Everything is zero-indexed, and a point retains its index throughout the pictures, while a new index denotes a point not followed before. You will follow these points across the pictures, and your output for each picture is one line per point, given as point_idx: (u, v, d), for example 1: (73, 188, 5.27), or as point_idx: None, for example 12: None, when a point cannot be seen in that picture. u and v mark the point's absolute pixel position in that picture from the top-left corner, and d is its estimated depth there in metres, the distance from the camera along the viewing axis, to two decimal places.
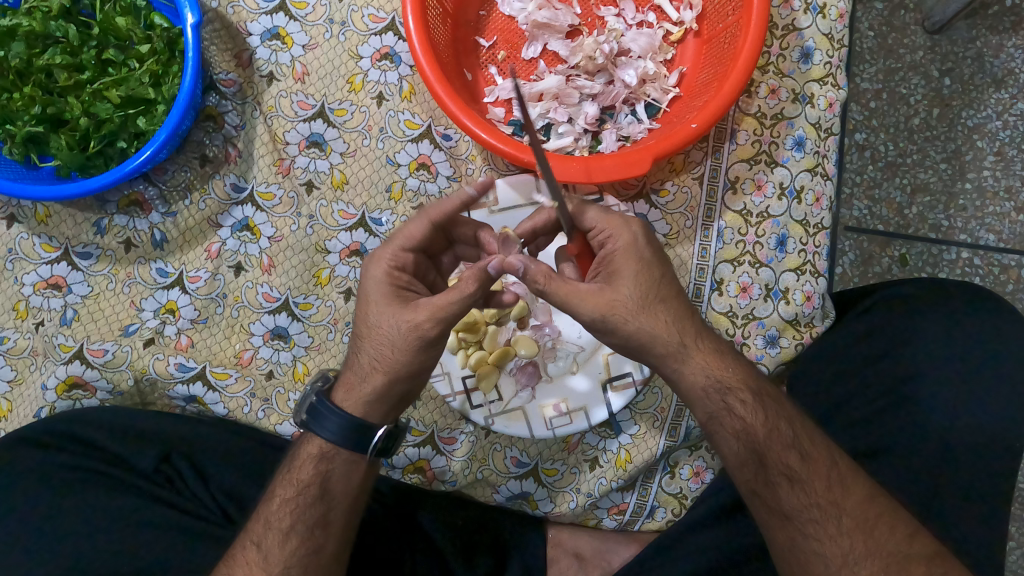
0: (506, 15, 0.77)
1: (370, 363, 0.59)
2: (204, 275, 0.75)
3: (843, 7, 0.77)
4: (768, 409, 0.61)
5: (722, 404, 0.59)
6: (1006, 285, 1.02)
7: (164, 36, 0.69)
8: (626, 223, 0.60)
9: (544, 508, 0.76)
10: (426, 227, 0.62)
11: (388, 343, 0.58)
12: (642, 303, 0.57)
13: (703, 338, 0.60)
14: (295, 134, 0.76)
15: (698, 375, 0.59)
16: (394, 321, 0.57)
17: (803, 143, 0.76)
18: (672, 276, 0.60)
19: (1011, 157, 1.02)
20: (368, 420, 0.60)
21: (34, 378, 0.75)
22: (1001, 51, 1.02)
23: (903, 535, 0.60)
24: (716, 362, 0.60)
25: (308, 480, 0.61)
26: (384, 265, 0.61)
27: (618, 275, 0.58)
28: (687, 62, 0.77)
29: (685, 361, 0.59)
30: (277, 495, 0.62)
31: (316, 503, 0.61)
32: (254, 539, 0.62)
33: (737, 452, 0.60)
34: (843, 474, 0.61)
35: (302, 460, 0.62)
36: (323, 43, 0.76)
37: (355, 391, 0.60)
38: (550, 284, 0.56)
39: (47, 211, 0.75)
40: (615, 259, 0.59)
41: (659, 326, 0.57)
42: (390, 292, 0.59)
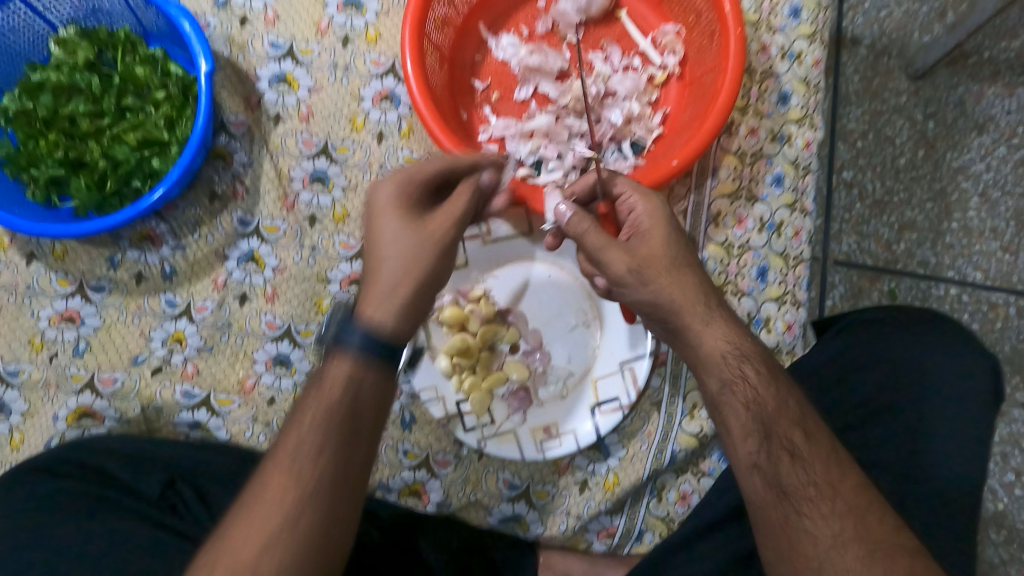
0: (500, 59, 0.82)
1: (399, 268, 0.58)
2: (210, 305, 0.79)
3: (819, 54, 0.81)
4: (781, 385, 0.60)
5: (739, 371, 0.59)
6: (994, 322, 1.04)
7: (179, 83, 0.75)
8: (648, 195, 0.66)
9: (534, 531, 0.78)
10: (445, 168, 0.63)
11: (413, 240, 0.59)
12: (673, 263, 0.62)
13: (723, 308, 0.63)
14: (300, 170, 0.80)
15: (719, 341, 0.61)
16: (413, 229, 0.59)
17: (781, 180, 0.80)
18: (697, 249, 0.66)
19: (995, 199, 1.05)
20: (394, 299, 0.58)
21: (48, 410, 0.77)
22: (982, 98, 1.06)
23: (892, 526, 0.55)
24: (735, 331, 0.62)
25: (342, 383, 0.55)
26: (400, 180, 0.61)
27: (652, 233, 0.64)
28: (671, 102, 0.81)
29: (708, 326, 0.61)
30: (303, 416, 0.54)
31: (344, 437, 0.54)
32: (277, 473, 0.53)
33: (745, 422, 0.59)
34: (843, 462, 0.58)
35: (331, 380, 0.55)
36: (328, 86, 0.81)
37: (385, 300, 0.58)
38: (592, 229, 0.62)
39: (64, 248, 0.79)
40: (644, 223, 0.64)
41: (685, 288, 0.62)
42: (407, 214, 0.60)
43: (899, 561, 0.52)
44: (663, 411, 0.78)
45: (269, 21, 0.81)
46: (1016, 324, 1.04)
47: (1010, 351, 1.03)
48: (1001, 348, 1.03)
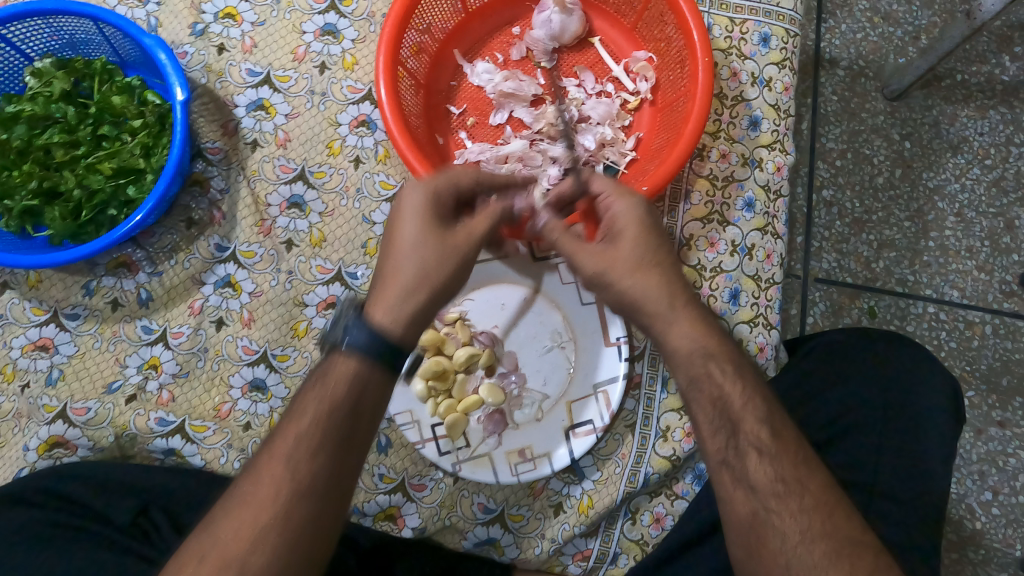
0: (476, 85, 0.84)
1: (414, 271, 0.60)
2: (186, 331, 0.79)
3: (789, 80, 0.83)
4: (748, 384, 0.59)
5: (704, 369, 0.59)
6: (971, 340, 1.05)
7: (155, 111, 0.76)
8: (626, 194, 0.65)
9: (510, 554, 0.78)
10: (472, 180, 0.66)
11: (436, 251, 0.61)
12: (639, 263, 0.62)
13: (692, 306, 0.62)
14: (277, 196, 0.81)
15: (683, 339, 0.60)
16: (441, 235, 0.61)
17: (752, 204, 0.81)
18: (671, 248, 0.64)
19: (970, 220, 1.07)
20: (409, 287, 0.60)
21: (16, 441, 0.77)
22: (955, 120, 1.08)
23: (858, 524, 0.56)
24: (702, 329, 0.61)
25: (343, 391, 0.56)
26: (436, 187, 0.63)
27: (620, 236, 0.63)
28: (644, 128, 0.83)
29: (673, 324, 0.61)
30: (305, 412, 0.56)
31: (344, 425, 0.56)
32: (277, 455, 0.54)
33: (711, 419, 0.59)
34: (811, 464, 0.58)
35: (335, 375, 0.57)
36: (305, 112, 0.82)
37: (396, 305, 0.59)
38: (563, 237, 0.65)
39: (39, 276, 0.80)
40: (616, 223, 0.64)
41: (651, 287, 0.61)
42: (434, 217, 0.62)
43: (863, 557, 0.53)
44: (636, 433, 0.78)
45: (247, 49, 0.82)
46: (993, 342, 1.05)
47: (987, 369, 1.05)
48: (978, 366, 1.05)
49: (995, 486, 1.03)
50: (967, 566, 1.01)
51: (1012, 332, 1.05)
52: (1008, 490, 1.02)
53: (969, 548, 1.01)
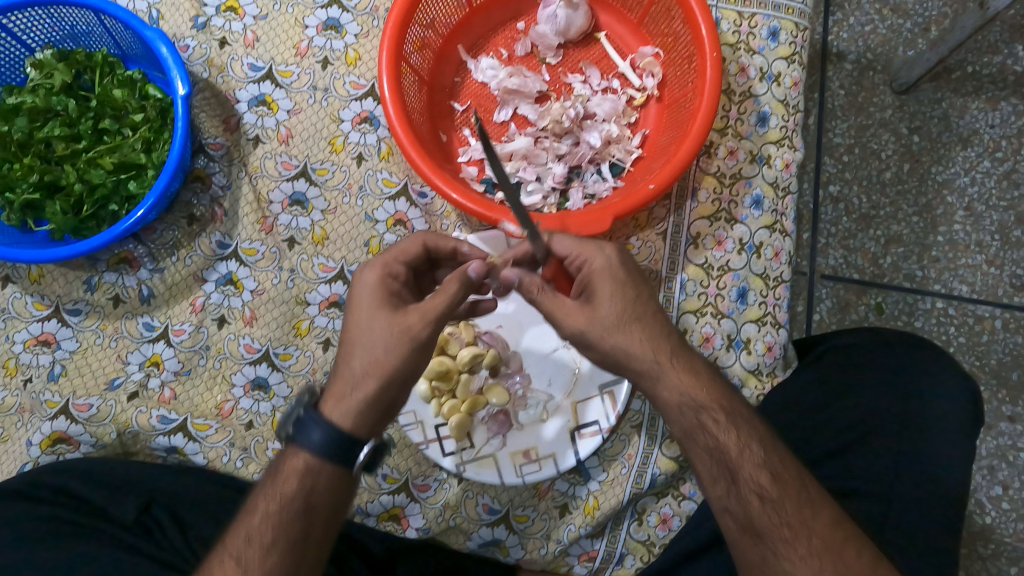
0: (480, 81, 0.83)
1: (361, 366, 0.59)
2: (188, 328, 0.78)
3: (797, 76, 0.82)
4: (742, 429, 0.60)
5: (697, 421, 0.60)
6: (980, 336, 1.04)
7: (156, 105, 0.75)
8: (601, 247, 0.63)
9: (515, 555, 0.78)
10: (420, 249, 0.66)
11: (380, 338, 0.59)
12: (618, 321, 0.60)
13: (678, 357, 0.61)
14: (279, 193, 0.80)
15: (673, 394, 0.61)
16: (384, 319, 0.60)
17: (760, 202, 0.79)
18: (649, 296, 0.62)
19: (980, 213, 1.06)
20: (359, 384, 0.59)
21: (20, 435, 0.77)
22: (965, 113, 1.07)
23: (868, 560, 0.58)
24: (692, 381, 0.61)
25: (292, 493, 0.57)
26: (379, 269, 0.63)
27: (596, 294, 0.61)
28: (650, 125, 0.81)
29: (660, 378, 0.61)
30: (259, 508, 0.59)
31: (297, 517, 0.58)
32: (233, 553, 0.58)
33: (710, 469, 0.61)
34: (813, 498, 0.60)
35: (287, 473, 0.59)
36: (307, 108, 0.81)
37: (347, 399, 0.59)
38: (541, 294, 0.61)
39: (40, 271, 0.79)
40: (593, 280, 0.62)
41: (633, 343, 0.60)
42: (377, 301, 0.61)
43: None
44: (643, 434, 0.77)
45: (249, 43, 0.81)
46: (1003, 337, 1.04)
47: (996, 364, 1.04)
48: (988, 361, 1.04)
49: (1005, 480, 1.02)
50: (975, 559, 1.01)
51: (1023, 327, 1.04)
52: (1019, 485, 1.02)
53: (977, 543, 1.01)
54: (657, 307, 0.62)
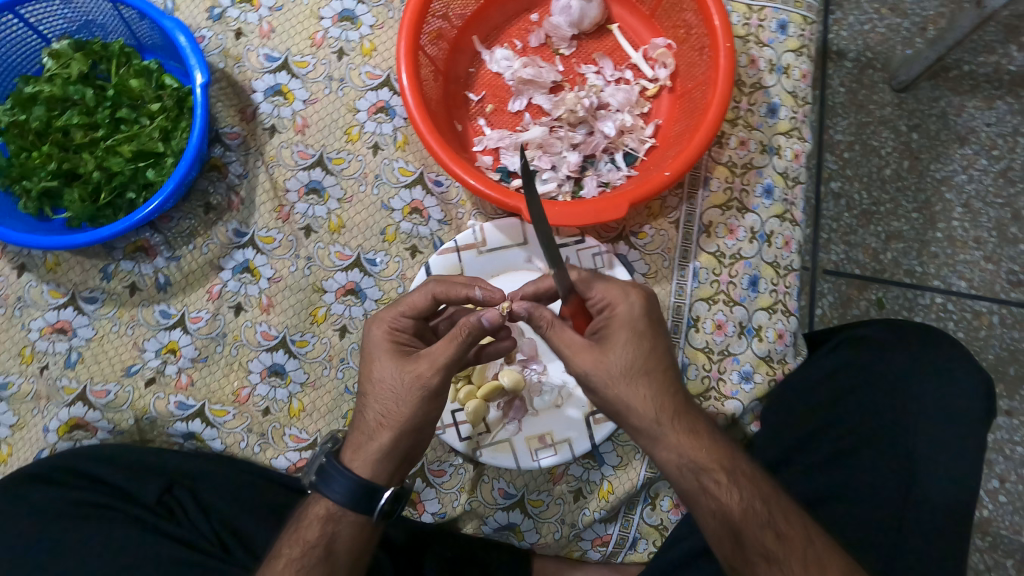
0: (494, 72, 0.83)
1: (376, 419, 0.61)
2: (205, 316, 0.79)
3: (806, 68, 0.83)
4: (745, 489, 0.60)
5: (698, 484, 0.59)
6: (979, 330, 1.06)
7: (173, 95, 0.76)
8: (626, 292, 0.62)
9: (529, 539, 0.79)
10: (429, 302, 0.65)
11: (390, 392, 0.60)
12: (625, 371, 0.59)
13: (681, 418, 0.60)
14: (296, 181, 0.80)
15: (671, 454, 0.59)
16: (394, 372, 0.60)
17: (771, 191, 0.81)
18: (664, 352, 0.61)
19: (977, 210, 1.08)
20: (374, 436, 0.61)
21: (36, 422, 0.77)
22: (962, 111, 1.09)
23: None
24: (692, 443, 0.60)
25: (314, 539, 0.60)
26: (388, 326, 0.64)
27: (610, 340, 0.60)
28: (663, 115, 0.83)
29: (659, 439, 0.59)
30: (281, 555, 0.61)
31: (319, 565, 0.60)
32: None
33: (714, 529, 0.60)
34: (821, 552, 0.59)
35: (310, 520, 0.62)
36: (323, 98, 0.81)
37: (363, 449, 0.61)
38: (551, 330, 0.60)
39: (56, 259, 0.79)
40: (611, 326, 0.60)
41: (637, 398, 0.58)
42: (387, 354, 0.62)
43: None
44: None
45: (264, 34, 0.82)
46: (1000, 333, 1.06)
47: (994, 360, 1.06)
48: (986, 356, 1.06)
49: (1003, 474, 1.04)
50: (973, 553, 1.03)
51: (1020, 322, 1.06)
52: (1016, 479, 1.03)
53: (975, 536, 1.02)
54: (669, 363, 0.61)
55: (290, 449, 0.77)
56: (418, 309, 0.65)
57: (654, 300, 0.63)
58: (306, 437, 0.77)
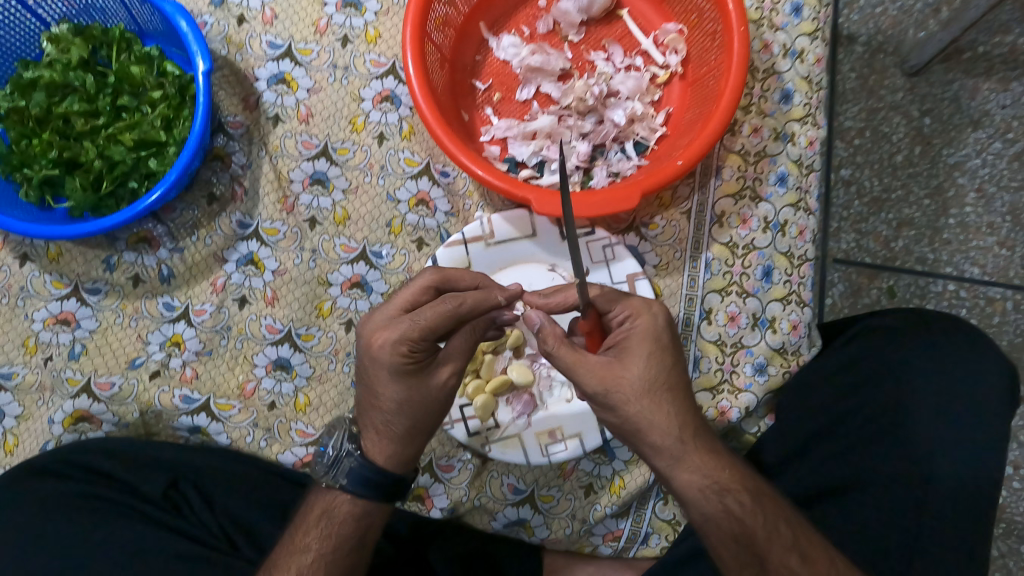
0: (501, 59, 0.82)
1: (407, 431, 0.62)
2: (209, 308, 0.77)
3: (821, 52, 0.81)
4: (768, 510, 0.59)
5: (721, 506, 0.57)
6: (991, 317, 1.05)
7: (175, 82, 0.74)
8: (648, 306, 0.59)
9: (540, 535, 0.77)
10: (450, 321, 0.58)
11: (423, 410, 0.61)
12: (648, 387, 0.56)
13: (701, 438, 0.58)
14: (300, 172, 0.79)
15: (693, 475, 0.57)
16: (423, 392, 0.60)
17: (785, 179, 0.79)
18: (684, 368, 0.59)
19: (991, 195, 1.06)
20: (407, 445, 0.63)
21: (41, 413, 0.76)
22: (976, 94, 1.07)
23: None
24: (712, 462, 0.58)
25: (348, 535, 0.64)
26: (405, 346, 0.58)
27: (630, 352, 0.57)
28: (674, 102, 0.81)
29: (681, 459, 0.57)
30: (311, 549, 0.63)
31: (349, 555, 0.64)
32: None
33: (736, 555, 0.58)
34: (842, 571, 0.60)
35: (341, 517, 0.64)
36: (327, 87, 0.80)
37: (396, 456, 0.63)
38: (559, 347, 0.56)
39: (59, 249, 0.78)
40: (631, 339, 0.57)
41: (660, 416, 0.56)
42: (411, 375, 0.59)
43: None
44: None
45: (267, 20, 0.80)
46: (1014, 319, 1.04)
47: (1007, 346, 1.04)
48: (999, 343, 1.04)
49: (1016, 460, 1.02)
50: None
51: None
52: None
53: None
54: (688, 381, 0.58)
55: (297, 444, 0.76)
56: None
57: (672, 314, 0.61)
58: (313, 432, 0.76)
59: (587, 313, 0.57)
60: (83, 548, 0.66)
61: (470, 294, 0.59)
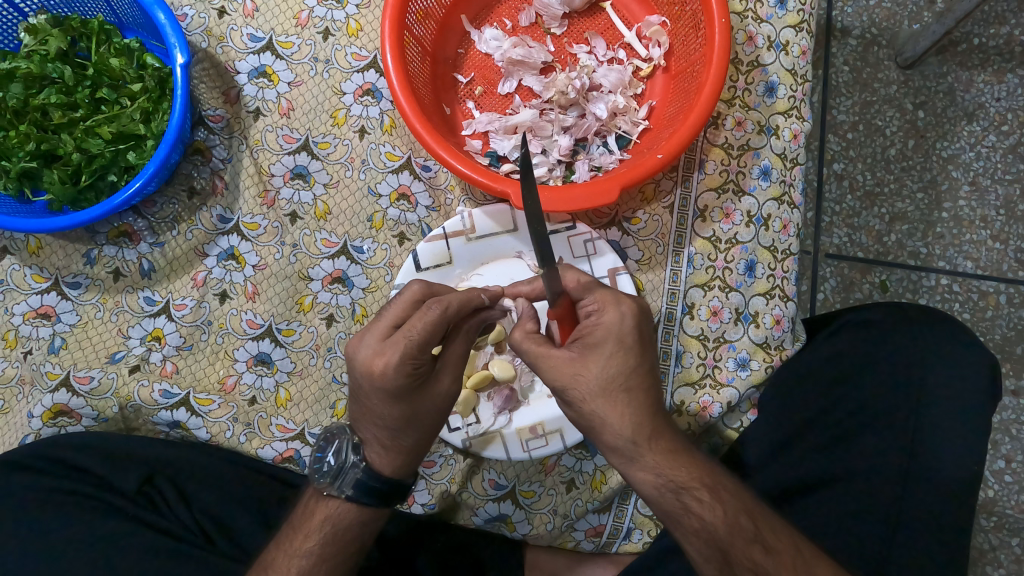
0: (483, 52, 0.81)
1: (416, 440, 0.61)
2: (190, 303, 0.77)
3: (806, 44, 0.80)
4: (728, 504, 0.59)
5: (678, 503, 0.57)
6: (985, 311, 1.04)
7: (155, 75, 0.74)
8: (618, 300, 0.57)
9: (521, 530, 0.77)
10: (443, 327, 0.57)
11: (430, 420, 0.60)
12: (604, 387, 0.54)
13: (659, 438, 0.56)
14: (281, 166, 0.79)
15: (648, 474, 0.56)
16: (430, 403, 0.59)
17: (769, 172, 0.78)
18: (650, 368, 0.56)
19: (985, 187, 1.05)
20: (416, 452, 0.62)
21: (21, 407, 0.76)
22: (971, 86, 1.06)
23: None
24: (670, 461, 0.57)
25: (353, 541, 0.65)
26: (407, 365, 0.56)
27: (594, 349, 0.55)
28: (657, 96, 0.80)
29: (635, 458, 0.56)
30: (314, 552, 0.63)
31: (351, 557, 0.65)
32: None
33: (701, 549, 0.58)
34: (808, 560, 0.60)
35: (348, 524, 0.64)
36: (308, 80, 0.79)
37: (404, 463, 0.63)
38: (525, 341, 0.57)
39: (39, 242, 0.78)
40: (598, 334, 0.55)
41: (614, 416, 0.54)
42: (415, 391, 0.58)
43: None
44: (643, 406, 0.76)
45: (248, 13, 0.80)
46: (1006, 312, 1.04)
47: (1000, 341, 1.04)
48: (992, 337, 1.04)
49: (1008, 454, 1.02)
50: (978, 533, 1.01)
51: None
52: (1022, 458, 1.02)
53: (980, 515, 1.01)
54: (653, 381, 0.56)
55: (277, 439, 0.75)
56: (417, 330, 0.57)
57: (647, 310, 0.58)
58: (293, 427, 0.76)
59: (555, 301, 0.56)
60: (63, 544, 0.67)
61: (455, 297, 0.58)
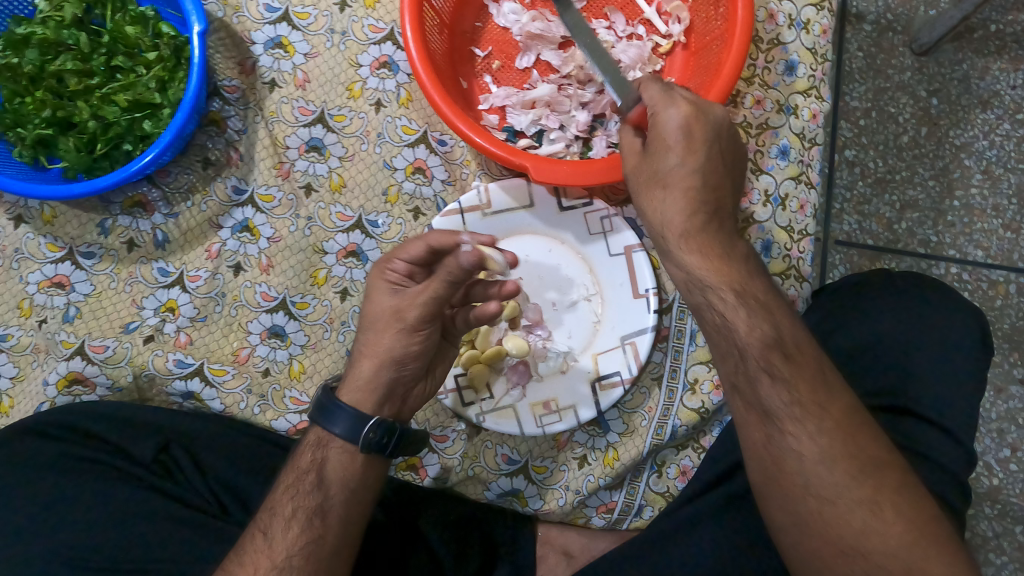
0: (501, 26, 0.80)
1: (361, 349, 0.62)
2: (204, 275, 0.77)
3: (826, 23, 0.80)
4: (761, 316, 0.55)
5: (704, 300, 0.57)
6: (994, 300, 1.03)
7: (170, 44, 0.73)
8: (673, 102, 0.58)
9: (533, 506, 0.78)
10: (425, 251, 0.60)
11: (375, 325, 0.61)
12: (653, 175, 0.58)
13: (702, 232, 0.57)
14: (296, 138, 0.78)
15: (692, 265, 0.57)
16: (379, 308, 0.61)
17: (787, 152, 0.78)
18: (709, 169, 0.57)
19: (997, 176, 1.04)
20: (359, 374, 0.61)
21: (36, 375, 0.76)
22: (986, 74, 1.05)
23: None
24: (709, 257, 0.56)
25: (307, 468, 0.61)
26: (383, 277, 0.62)
27: (653, 142, 0.58)
28: (676, 73, 0.80)
29: (673, 252, 0.58)
30: (282, 483, 0.62)
31: (313, 489, 0.60)
32: (261, 528, 0.61)
33: (721, 349, 0.57)
34: None
35: (302, 449, 0.62)
36: (324, 52, 0.78)
37: (354, 379, 0.61)
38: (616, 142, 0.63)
39: (53, 211, 0.77)
40: (654, 132, 0.58)
41: (657, 204, 0.58)
42: (380, 289, 0.62)
43: None
44: (663, 385, 0.77)
45: None
46: (1016, 302, 1.03)
47: (1009, 330, 1.03)
48: (1001, 326, 1.03)
49: (1014, 443, 1.02)
50: (981, 521, 1.01)
51: None
52: None
53: (983, 503, 1.01)
54: (708, 180, 0.57)
55: (291, 411, 0.76)
56: (414, 258, 0.61)
57: (715, 120, 0.57)
58: (307, 399, 0.76)
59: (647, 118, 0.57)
60: (72, 506, 0.67)
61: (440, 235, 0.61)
